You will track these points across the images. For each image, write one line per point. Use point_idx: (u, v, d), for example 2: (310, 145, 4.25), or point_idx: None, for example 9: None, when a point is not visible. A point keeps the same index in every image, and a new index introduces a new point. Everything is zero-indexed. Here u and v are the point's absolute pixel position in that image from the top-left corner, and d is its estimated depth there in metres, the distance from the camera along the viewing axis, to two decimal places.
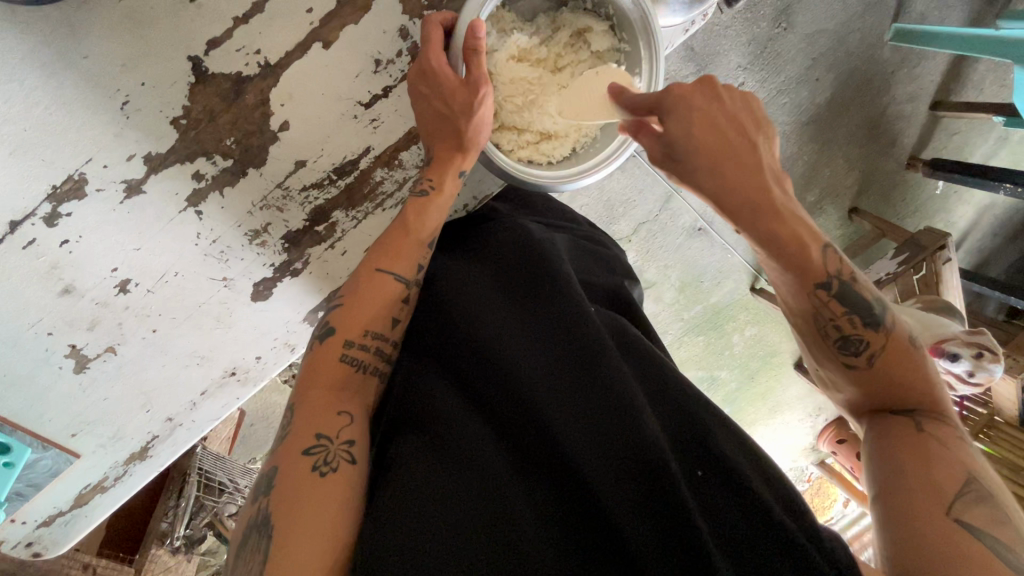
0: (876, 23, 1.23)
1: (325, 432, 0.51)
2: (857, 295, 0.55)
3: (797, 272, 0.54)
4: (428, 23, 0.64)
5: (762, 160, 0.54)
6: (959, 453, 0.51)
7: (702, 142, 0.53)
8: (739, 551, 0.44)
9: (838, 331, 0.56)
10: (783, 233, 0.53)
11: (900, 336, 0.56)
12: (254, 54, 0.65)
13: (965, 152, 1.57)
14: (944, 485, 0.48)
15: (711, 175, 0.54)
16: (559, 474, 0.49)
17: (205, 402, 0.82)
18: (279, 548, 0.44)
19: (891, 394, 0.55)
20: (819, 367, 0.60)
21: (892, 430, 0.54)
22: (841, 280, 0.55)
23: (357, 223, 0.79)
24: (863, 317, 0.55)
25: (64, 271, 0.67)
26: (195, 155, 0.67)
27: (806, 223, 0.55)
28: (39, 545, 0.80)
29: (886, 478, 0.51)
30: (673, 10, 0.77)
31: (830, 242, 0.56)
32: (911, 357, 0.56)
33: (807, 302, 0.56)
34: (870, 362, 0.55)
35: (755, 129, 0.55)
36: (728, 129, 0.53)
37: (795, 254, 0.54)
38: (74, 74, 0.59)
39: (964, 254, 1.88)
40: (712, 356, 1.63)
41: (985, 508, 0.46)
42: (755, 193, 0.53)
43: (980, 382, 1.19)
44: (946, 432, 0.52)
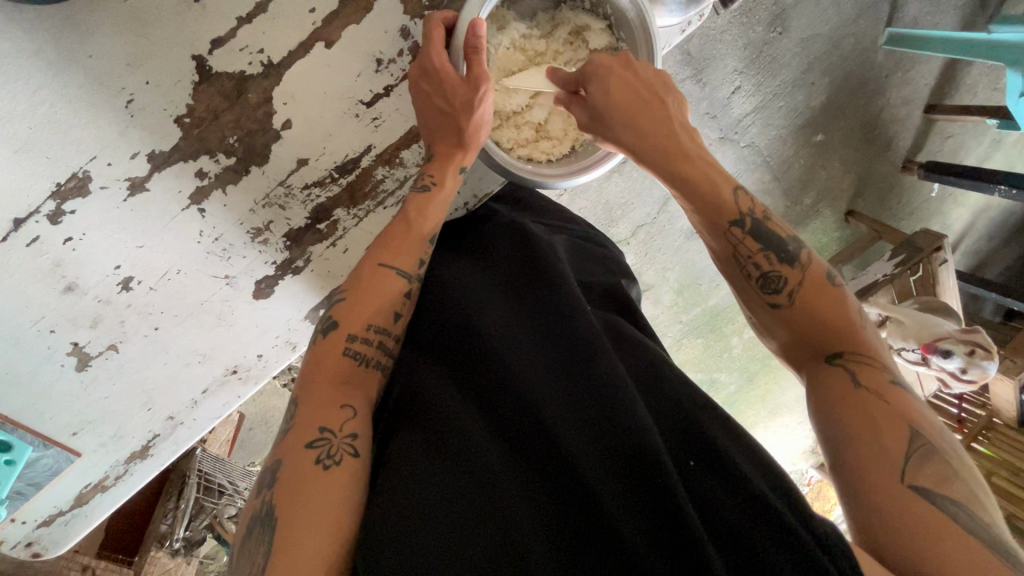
0: (870, 27, 1.25)
1: (327, 426, 0.51)
2: (770, 234, 0.58)
3: (707, 212, 0.59)
4: (430, 21, 0.65)
5: (669, 113, 0.63)
6: (896, 402, 0.50)
7: (616, 101, 0.63)
8: (731, 542, 0.43)
9: (758, 269, 0.57)
10: (693, 175, 0.60)
11: (817, 271, 0.57)
12: (257, 53, 0.66)
13: (960, 155, 1.59)
14: (892, 450, 0.47)
15: (625, 127, 0.63)
16: (553, 467, 0.49)
17: (206, 401, 0.83)
18: (282, 542, 0.44)
19: (820, 333, 0.55)
20: (751, 314, 0.60)
21: (831, 384, 0.53)
22: (754, 219, 0.58)
23: (358, 221, 0.79)
24: (778, 253, 0.57)
25: (67, 269, 0.67)
26: (199, 153, 0.68)
27: (718, 168, 0.61)
28: (39, 545, 0.80)
29: (837, 453, 0.49)
30: (670, 11, 0.78)
31: (742, 185, 0.60)
32: (834, 292, 0.56)
33: (724, 241, 0.59)
34: (791, 299, 0.56)
35: (665, 91, 0.64)
36: (642, 92, 0.63)
37: (707, 190, 0.59)
38: (79, 73, 0.60)
39: (960, 257, 1.89)
40: (711, 359, 1.64)
41: (934, 466, 0.45)
42: (663, 137, 0.62)
43: (973, 379, 1.20)
44: (878, 379, 0.52)
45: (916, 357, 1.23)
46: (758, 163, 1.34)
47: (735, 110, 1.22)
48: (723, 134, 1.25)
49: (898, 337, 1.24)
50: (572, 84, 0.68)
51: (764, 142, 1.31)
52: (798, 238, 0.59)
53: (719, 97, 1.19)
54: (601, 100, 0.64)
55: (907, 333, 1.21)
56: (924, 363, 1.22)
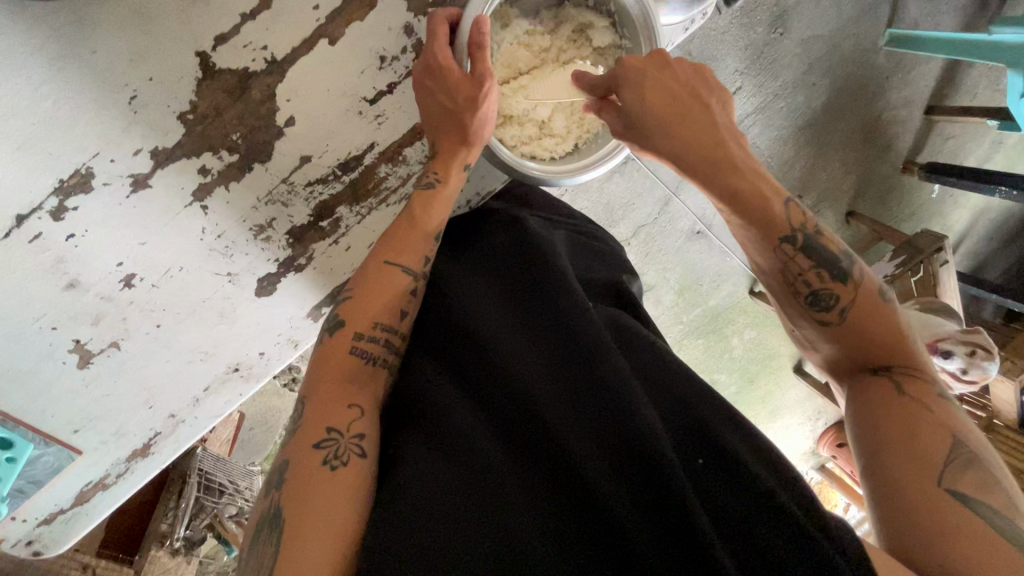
0: (871, 28, 1.25)
1: (335, 425, 0.51)
2: (821, 250, 0.57)
3: (759, 228, 0.57)
4: (434, 18, 0.65)
5: (713, 117, 0.59)
6: (941, 412, 0.50)
7: (652, 99, 0.61)
8: (741, 541, 0.43)
9: (808, 286, 0.57)
10: (741, 184, 0.57)
11: (870, 288, 0.57)
12: (260, 49, 0.66)
13: (960, 156, 1.59)
14: (932, 454, 0.47)
15: (663, 133, 0.60)
16: (558, 467, 0.49)
17: (208, 398, 0.82)
18: (292, 542, 0.44)
19: (872, 350, 0.55)
20: (798, 327, 0.60)
21: (873, 390, 0.53)
22: (806, 234, 0.57)
23: (361, 219, 0.79)
24: (830, 271, 0.57)
25: (69, 266, 0.67)
26: (202, 150, 0.68)
27: (769, 179, 0.59)
28: (40, 544, 0.80)
29: (873, 453, 0.49)
30: (673, 9, 0.78)
31: (793, 197, 0.59)
32: (888, 311, 0.56)
33: (774, 258, 0.58)
34: (841, 317, 0.56)
35: (706, 93, 0.61)
36: (682, 95, 0.60)
37: (752, 201, 0.57)
38: (82, 69, 0.60)
39: (960, 258, 1.89)
40: (711, 359, 1.64)
41: (973, 473, 0.46)
42: (707, 143, 0.58)
43: (973, 380, 1.20)
44: (926, 391, 0.52)
45: None
46: (759, 163, 1.34)
47: (736, 111, 1.23)
48: None
49: None
50: (601, 89, 0.67)
51: (766, 143, 1.31)
52: (850, 253, 0.58)
53: None
54: (634, 101, 0.61)
55: None
56: None
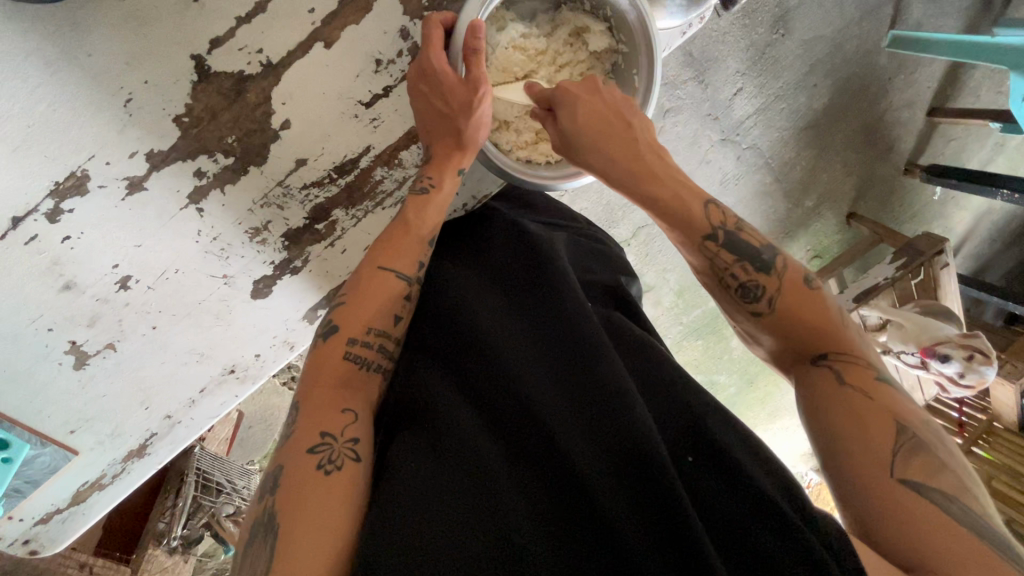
0: (873, 30, 1.24)
1: (329, 430, 0.51)
2: (741, 242, 0.57)
3: (682, 229, 0.58)
4: (429, 22, 0.65)
5: (636, 134, 0.62)
6: (882, 397, 0.50)
7: (586, 124, 0.62)
8: (737, 545, 0.43)
9: (735, 279, 0.56)
10: (664, 195, 0.59)
11: (794, 276, 0.56)
12: (256, 53, 0.66)
13: (962, 158, 1.59)
14: (881, 446, 0.46)
15: (595, 151, 0.62)
16: (554, 467, 0.49)
17: (204, 400, 0.83)
18: (285, 548, 0.44)
19: (807, 340, 0.54)
20: (734, 321, 0.59)
21: (817, 385, 0.53)
22: (727, 231, 0.57)
23: (357, 221, 0.80)
24: (754, 263, 0.56)
25: (65, 267, 0.67)
26: (197, 153, 0.68)
27: (689, 184, 0.60)
28: (36, 542, 0.80)
29: (829, 452, 0.49)
30: (671, 12, 0.78)
31: (712, 198, 0.59)
32: (813, 295, 0.55)
33: (701, 255, 0.58)
34: (771, 307, 0.55)
35: (629, 113, 0.63)
36: (609, 116, 0.62)
37: (677, 207, 0.58)
38: (78, 72, 0.60)
39: (961, 260, 1.88)
40: (710, 360, 1.64)
41: (922, 458, 0.46)
42: (631, 160, 0.60)
43: (971, 384, 1.20)
44: (865, 378, 0.51)
45: (916, 361, 1.23)
46: (759, 165, 1.34)
47: (737, 112, 1.22)
48: (724, 136, 1.25)
49: (897, 339, 1.24)
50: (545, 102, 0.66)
51: (766, 144, 1.31)
52: (772, 244, 0.58)
53: (720, 99, 1.18)
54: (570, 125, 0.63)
55: (907, 337, 1.21)
56: (922, 367, 1.22)
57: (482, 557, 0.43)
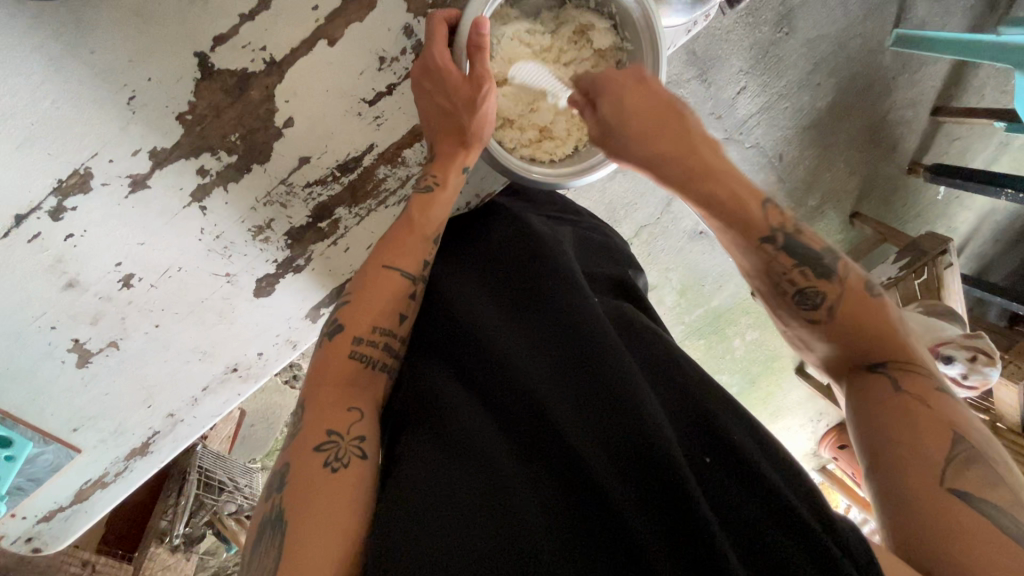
0: (877, 28, 1.24)
1: (336, 428, 0.51)
2: (804, 248, 0.56)
3: (738, 228, 0.57)
4: (433, 19, 0.65)
5: (690, 127, 0.59)
6: (942, 408, 0.49)
7: (633, 115, 0.60)
8: (749, 541, 0.43)
9: (793, 286, 0.56)
10: (719, 191, 0.57)
11: (856, 284, 0.55)
12: (260, 50, 0.66)
13: (966, 157, 1.58)
14: (935, 453, 0.46)
15: (643, 141, 0.59)
16: (564, 466, 0.48)
17: (206, 398, 0.83)
18: (293, 546, 0.44)
19: (865, 347, 0.54)
20: (787, 327, 0.59)
21: (869, 389, 0.53)
22: (786, 233, 0.56)
23: (360, 220, 0.80)
24: (816, 268, 0.55)
25: (68, 265, 0.67)
26: (201, 151, 0.68)
27: (744, 181, 0.58)
28: (39, 540, 0.80)
29: (876, 453, 0.49)
30: (675, 10, 0.77)
31: (770, 197, 0.58)
32: (878, 305, 0.55)
33: (755, 257, 0.57)
34: (830, 315, 0.55)
35: (684, 106, 0.61)
36: (660, 107, 0.60)
37: (733, 208, 0.56)
38: (81, 69, 0.60)
39: (965, 260, 1.88)
40: (712, 360, 1.63)
41: (978, 469, 0.45)
42: (683, 154, 0.57)
43: (975, 386, 1.19)
44: (922, 386, 0.51)
45: None
46: (763, 164, 1.34)
47: (741, 111, 1.22)
48: (727, 135, 1.24)
49: None
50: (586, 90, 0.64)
51: (769, 143, 1.30)
52: (832, 248, 0.57)
53: (724, 98, 1.18)
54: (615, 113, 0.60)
55: (911, 336, 1.21)
56: None
57: (494, 558, 0.43)
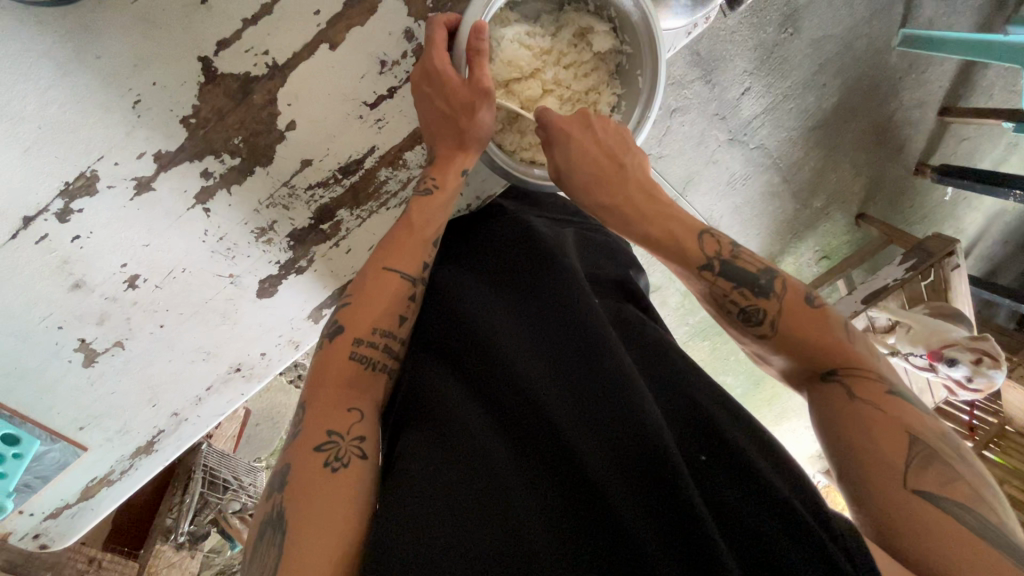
0: (884, 28, 1.23)
1: (335, 428, 0.52)
2: (741, 269, 0.57)
3: (677, 260, 0.59)
4: (433, 23, 0.65)
5: (627, 175, 0.63)
6: (893, 409, 0.49)
7: (579, 162, 0.64)
8: (747, 541, 0.43)
9: (735, 305, 0.57)
10: (658, 231, 0.60)
11: (792, 297, 0.55)
12: (262, 54, 0.67)
13: (975, 158, 1.57)
14: (893, 456, 0.46)
15: (586, 195, 0.64)
16: (562, 465, 0.48)
17: (210, 398, 0.84)
18: (294, 543, 0.44)
19: (816, 359, 0.53)
20: (743, 343, 0.59)
21: (825, 400, 0.52)
22: (722, 260, 0.58)
23: (362, 222, 0.80)
24: (754, 288, 0.56)
25: (74, 267, 0.68)
26: (204, 154, 0.69)
27: (683, 218, 0.61)
28: (46, 537, 0.82)
29: (842, 460, 0.49)
30: (676, 13, 0.78)
31: (707, 228, 0.60)
32: (817, 315, 0.55)
33: (698, 283, 0.59)
34: (774, 329, 0.55)
35: (622, 153, 0.65)
36: (601, 157, 0.64)
37: (667, 244, 0.60)
38: (87, 74, 0.61)
39: (973, 261, 1.86)
40: (717, 361, 1.63)
41: (935, 468, 0.45)
42: (621, 203, 0.62)
43: (979, 389, 1.19)
44: (874, 391, 0.50)
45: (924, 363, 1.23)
46: (768, 165, 1.33)
47: (745, 111, 1.22)
48: (732, 136, 1.24)
49: (906, 341, 1.23)
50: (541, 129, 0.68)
51: (773, 144, 1.30)
52: (770, 267, 0.58)
53: (729, 99, 1.18)
54: (563, 160, 0.65)
55: (916, 338, 1.20)
56: (930, 369, 1.22)
57: (494, 556, 0.43)
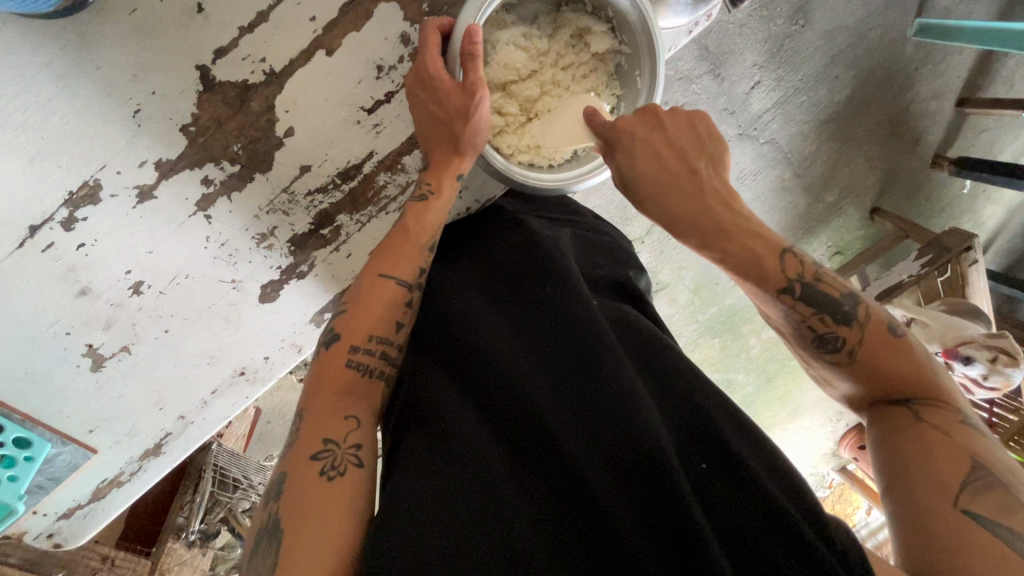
0: (899, 17, 1.20)
1: (331, 436, 0.52)
2: (822, 295, 0.54)
3: (756, 281, 0.55)
4: (427, 28, 0.65)
5: (703, 183, 0.59)
6: (963, 437, 0.47)
7: (650, 178, 0.60)
8: (742, 546, 0.42)
9: (813, 330, 0.54)
10: (734, 248, 0.55)
11: (879, 326, 0.53)
12: (259, 62, 0.67)
13: (994, 150, 1.52)
14: (949, 477, 0.45)
15: (659, 204, 0.60)
16: (559, 471, 0.48)
17: (216, 401, 0.86)
18: (288, 554, 0.45)
19: (891, 386, 0.51)
20: (812, 367, 0.57)
21: (890, 421, 0.51)
22: (805, 283, 0.54)
23: (362, 226, 0.81)
24: (835, 314, 0.53)
25: (80, 274, 0.70)
26: (204, 161, 0.70)
27: (764, 234, 0.56)
28: (59, 536, 0.84)
29: (892, 476, 0.48)
30: (676, 11, 0.77)
31: (790, 245, 0.55)
32: (898, 346, 0.52)
33: (776, 308, 0.55)
34: (851, 357, 0.52)
35: (697, 154, 0.60)
36: (673, 162, 0.60)
37: (751, 264, 0.55)
38: (87, 84, 0.61)
39: (992, 255, 1.82)
40: (727, 358, 1.61)
41: (995, 493, 0.43)
42: (696, 215, 0.57)
43: (996, 387, 1.16)
44: (946, 419, 0.49)
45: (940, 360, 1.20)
46: (778, 160, 1.31)
47: (754, 106, 1.20)
48: (741, 131, 1.22)
49: (921, 339, 1.21)
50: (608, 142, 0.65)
51: (784, 139, 1.28)
52: (852, 291, 0.55)
53: (737, 93, 1.16)
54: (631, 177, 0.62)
55: (932, 335, 1.18)
56: (946, 367, 1.20)
57: (488, 565, 0.43)
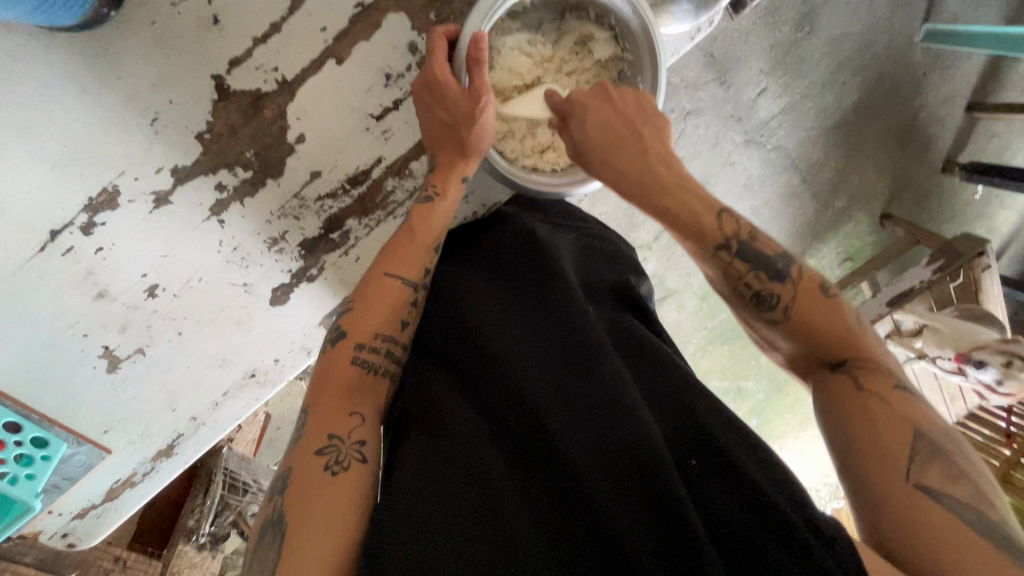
0: (905, 25, 1.21)
1: (336, 432, 0.53)
2: (757, 254, 0.57)
3: (693, 238, 0.58)
4: (434, 35, 0.67)
5: (646, 145, 0.61)
6: (900, 404, 0.49)
7: (595, 137, 0.62)
8: (735, 542, 0.42)
9: (749, 288, 0.56)
10: (672, 205, 0.58)
11: (810, 285, 0.56)
12: (272, 71, 0.69)
13: (1006, 155, 1.51)
14: (896, 450, 0.46)
15: (604, 163, 0.62)
16: (555, 469, 0.49)
17: (227, 402, 0.88)
18: (291, 547, 0.46)
19: (829, 348, 0.54)
20: (753, 330, 0.60)
21: (834, 388, 0.53)
22: (740, 241, 0.57)
23: (370, 231, 0.83)
24: (768, 272, 0.56)
25: (99, 276, 0.72)
26: (218, 167, 0.72)
27: (704, 196, 0.59)
28: (74, 535, 0.86)
29: (841, 451, 0.49)
30: (679, 18, 0.78)
31: (727, 207, 0.59)
32: (829, 304, 0.55)
33: (713, 263, 0.58)
34: (786, 316, 0.55)
35: (642, 120, 0.62)
36: (618, 125, 0.62)
37: (690, 222, 0.58)
38: (106, 92, 0.63)
39: (1006, 262, 1.80)
40: (736, 366, 1.60)
41: (938, 464, 0.45)
42: (641, 174, 0.60)
43: (1010, 393, 1.14)
44: (881, 384, 0.51)
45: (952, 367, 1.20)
46: (786, 166, 1.31)
47: (761, 112, 1.20)
48: (749, 137, 1.23)
49: (934, 344, 1.20)
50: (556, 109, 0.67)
51: (791, 145, 1.28)
52: (787, 253, 0.58)
53: (744, 100, 1.16)
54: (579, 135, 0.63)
55: (945, 341, 1.17)
56: (959, 373, 1.19)
57: (482, 557, 0.44)
